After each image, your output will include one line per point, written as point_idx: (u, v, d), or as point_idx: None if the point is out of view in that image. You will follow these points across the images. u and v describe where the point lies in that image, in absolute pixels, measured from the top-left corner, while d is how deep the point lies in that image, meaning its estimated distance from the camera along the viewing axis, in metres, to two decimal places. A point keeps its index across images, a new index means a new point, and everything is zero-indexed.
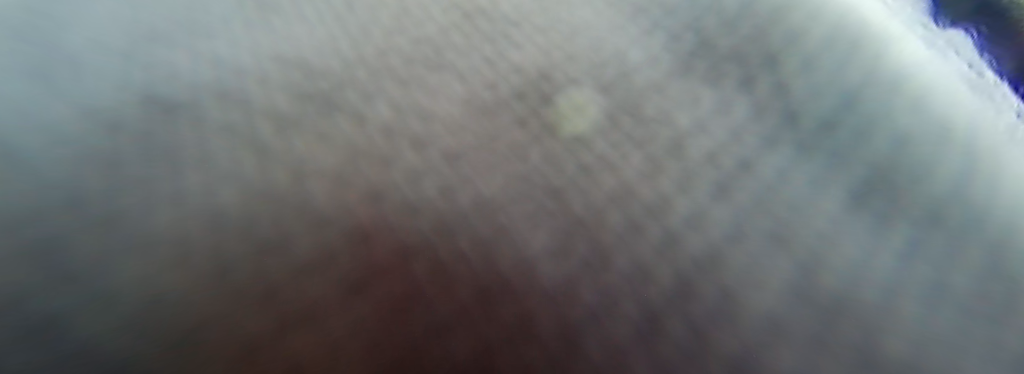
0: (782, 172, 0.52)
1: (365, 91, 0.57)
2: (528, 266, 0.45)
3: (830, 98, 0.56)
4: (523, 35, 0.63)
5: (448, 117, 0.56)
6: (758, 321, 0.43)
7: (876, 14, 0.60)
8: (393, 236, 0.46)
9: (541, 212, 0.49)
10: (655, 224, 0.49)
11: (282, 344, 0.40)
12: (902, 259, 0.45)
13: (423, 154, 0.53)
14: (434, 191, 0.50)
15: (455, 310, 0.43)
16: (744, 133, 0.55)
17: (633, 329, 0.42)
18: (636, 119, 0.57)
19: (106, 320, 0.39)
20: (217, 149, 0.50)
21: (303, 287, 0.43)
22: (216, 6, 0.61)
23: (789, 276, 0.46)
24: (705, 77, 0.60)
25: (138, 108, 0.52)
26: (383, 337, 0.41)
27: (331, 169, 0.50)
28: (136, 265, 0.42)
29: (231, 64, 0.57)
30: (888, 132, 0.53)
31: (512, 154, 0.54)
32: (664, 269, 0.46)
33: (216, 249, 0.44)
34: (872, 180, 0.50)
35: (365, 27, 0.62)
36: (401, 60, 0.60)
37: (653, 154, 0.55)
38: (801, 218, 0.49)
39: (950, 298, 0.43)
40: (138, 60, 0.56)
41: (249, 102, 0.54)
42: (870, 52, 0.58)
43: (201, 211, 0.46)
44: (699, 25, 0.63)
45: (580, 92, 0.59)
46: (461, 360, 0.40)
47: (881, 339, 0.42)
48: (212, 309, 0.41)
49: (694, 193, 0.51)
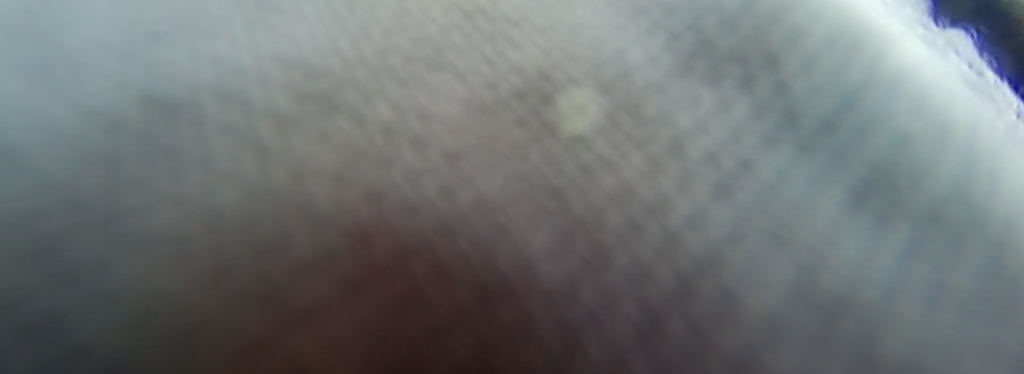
0: (782, 172, 0.52)
1: (365, 91, 0.57)
2: (529, 266, 0.45)
3: (830, 97, 0.56)
4: (523, 34, 0.63)
5: (448, 116, 0.56)
6: (758, 321, 0.43)
7: (876, 14, 0.60)
8: (393, 236, 0.46)
9: (541, 211, 0.49)
10: (655, 223, 0.49)
11: (283, 344, 0.40)
12: (902, 258, 0.45)
13: (423, 154, 0.52)
14: (434, 191, 0.50)
15: (455, 310, 0.43)
16: (743, 133, 0.55)
17: (633, 329, 0.43)
18: (636, 119, 0.57)
19: (107, 322, 0.39)
20: (217, 149, 0.50)
21: (303, 287, 0.43)
22: (216, 6, 0.61)
23: (790, 277, 0.46)
24: (705, 76, 0.60)
25: (138, 108, 0.52)
26: (382, 338, 0.41)
27: (331, 169, 0.50)
28: (136, 266, 0.43)
29: (231, 64, 0.57)
30: (887, 132, 0.53)
31: (512, 153, 0.54)
32: (664, 268, 0.46)
33: (216, 250, 0.44)
34: (872, 179, 0.50)
35: (365, 27, 0.62)
36: (401, 60, 0.60)
37: (653, 154, 0.55)
38: (801, 218, 0.49)
39: (951, 298, 0.43)
40: (138, 59, 0.56)
41: (249, 102, 0.54)
42: (871, 51, 0.58)
43: (201, 210, 0.46)
44: (699, 25, 0.64)
45: (581, 91, 0.59)
46: (461, 360, 0.40)
47: (880, 339, 0.42)
48: (212, 309, 0.41)
49: (694, 193, 0.51)
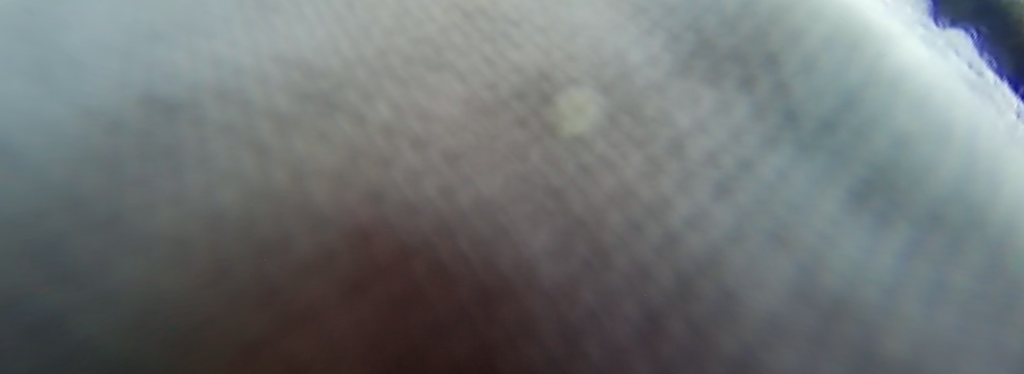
0: (782, 172, 0.52)
1: (365, 91, 0.57)
2: (529, 266, 0.45)
3: (830, 98, 0.56)
4: (523, 34, 0.63)
5: (448, 117, 0.56)
6: (758, 321, 0.43)
7: (876, 14, 0.60)
8: (393, 237, 0.46)
9: (541, 212, 0.49)
10: (655, 223, 0.49)
11: (283, 344, 0.40)
12: (902, 258, 0.45)
13: (423, 154, 0.52)
14: (434, 191, 0.50)
15: (455, 310, 0.43)
16: (743, 133, 0.55)
17: (633, 329, 0.43)
18: (636, 119, 0.57)
19: (107, 322, 0.39)
20: (217, 149, 0.50)
21: (303, 287, 0.43)
22: (216, 6, 0.61)
23: (790, 277, 0.46)
24: (704, 76, 0.60)
25: (138, 108, 0.52)
26: (383, 337, 0.41)
27: (331, 170, 0.50)
28: (137, 266, 0.43)
29: (231, 64, 0.57)
30: (887, 132, 0.53)
31: (512, 153, 0.54)
32: (664, 268, 0.46)
33: (216, 250, 0.44)
34: (871, 179, 0.50)
35: (365, 27, 0.62)
36: (401, 60, 0.60)
37: (653, 154, 0.55)
38: (801, 218, 0.49)
39: (951, 298, 0.43)
40: (138, 59, 0.56)
41: (249, 102, 0.54)
42: (871, 52, 0.58)
43: (201, 210, 0.46)
44: (699, 25, 0.64)
45: (580, 91, 0.59)
46: (461, 360, 0.40)
47: (880, 340, 0.42)
48: (212, 309, 0.41)
49: (694, 193, 0.51)
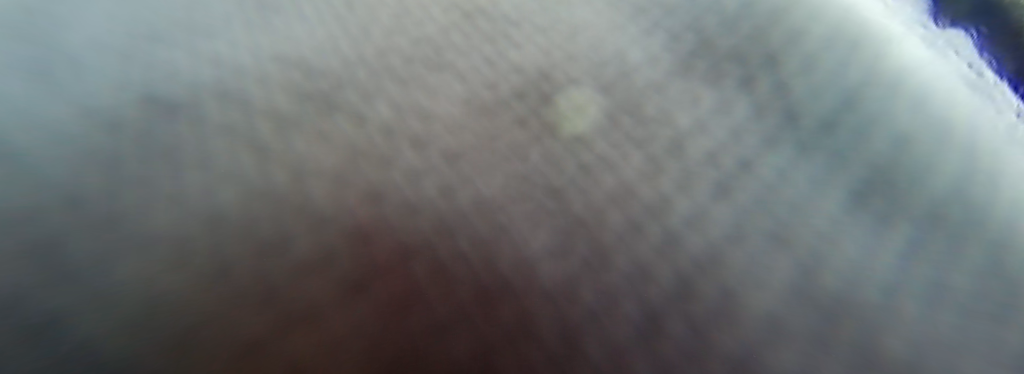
0: (782, 172, 0.52)
1: (365, 91, 0.57)
2: (528, 265, 0.45)
3: (830, 98, 0.56)
4: (523, 34, 0.63)
5: (448, 116, 0.56)
6: (757, 321, 0.43)
7: (875, 15, 0.60)
8: (393, 237, 0.46)
9: (541, 211, 0.49)
10: (655, 223, 0.49)
11: (283, 344, 0.40)
12: (902, 257, 0.46)
13: (423, 154, 0.52)
14: (434, 191, 0.50)
15: (455, 309, 0.43)
16: (744, 133, 0.55)
17: (633, 328, 0.43)
18: (636, 119, 0.57)
19: (107, 322, 0.39)
20: (218, 149, 0.51)
21: (303, 287, 0.43)
22: (216, 6, 0.61)
23: (790, 277, 0.46)
24: (705, 76, 0.60)
25: (137, 107, 0.52)
26: (382, 337, 0.41)
27: (331, 169, 0.50)
28: (136, 266, 0.43)
29: (231, 64, 0.57)
30: (887, 132, 0.53)
31: (512, 153, 0.54)
32: (664, 268, 0.46)
33: (216, 250, 0.44)
34: (871, 179, 0.50)
35: (365, 27, 0.62)
36: (401, 60, 0.60)
37: (653, 154, 0.55)
38: (801, 218, 0.49)
39: (951, 298, 0.43)
40: (139, 59, 0.56)
41: (249, 102, 0.54)
42: (870, 52, 0.58)
43: (201, 211, 0.46)
44: (699, 25, 0.64)
45: (580, 91, 0.59)
46: (462, 359, 0.40)
47: (882, 340, 0.42)
48: (210, 309, 0.41)
49: (694, 193, 0.51)
